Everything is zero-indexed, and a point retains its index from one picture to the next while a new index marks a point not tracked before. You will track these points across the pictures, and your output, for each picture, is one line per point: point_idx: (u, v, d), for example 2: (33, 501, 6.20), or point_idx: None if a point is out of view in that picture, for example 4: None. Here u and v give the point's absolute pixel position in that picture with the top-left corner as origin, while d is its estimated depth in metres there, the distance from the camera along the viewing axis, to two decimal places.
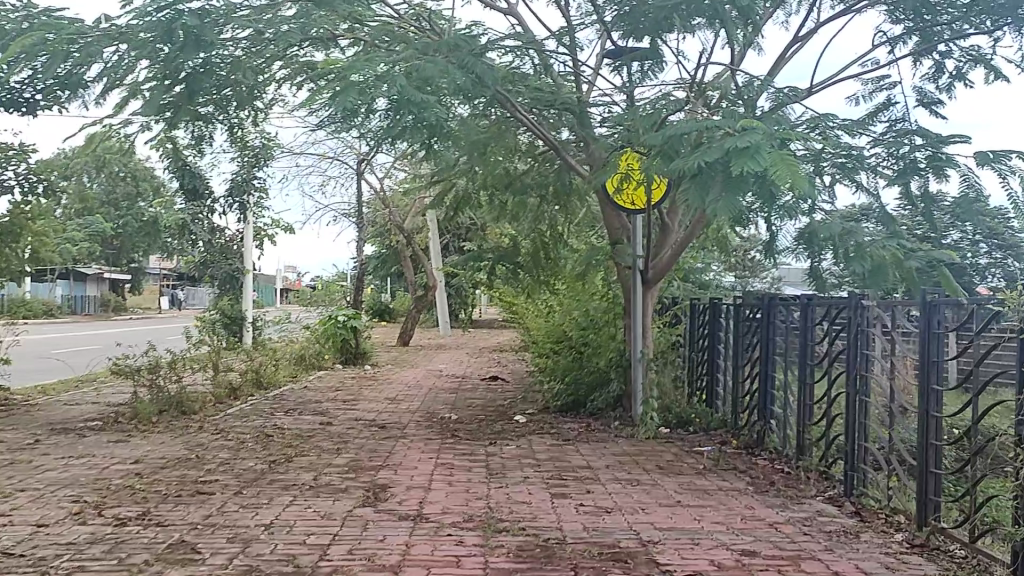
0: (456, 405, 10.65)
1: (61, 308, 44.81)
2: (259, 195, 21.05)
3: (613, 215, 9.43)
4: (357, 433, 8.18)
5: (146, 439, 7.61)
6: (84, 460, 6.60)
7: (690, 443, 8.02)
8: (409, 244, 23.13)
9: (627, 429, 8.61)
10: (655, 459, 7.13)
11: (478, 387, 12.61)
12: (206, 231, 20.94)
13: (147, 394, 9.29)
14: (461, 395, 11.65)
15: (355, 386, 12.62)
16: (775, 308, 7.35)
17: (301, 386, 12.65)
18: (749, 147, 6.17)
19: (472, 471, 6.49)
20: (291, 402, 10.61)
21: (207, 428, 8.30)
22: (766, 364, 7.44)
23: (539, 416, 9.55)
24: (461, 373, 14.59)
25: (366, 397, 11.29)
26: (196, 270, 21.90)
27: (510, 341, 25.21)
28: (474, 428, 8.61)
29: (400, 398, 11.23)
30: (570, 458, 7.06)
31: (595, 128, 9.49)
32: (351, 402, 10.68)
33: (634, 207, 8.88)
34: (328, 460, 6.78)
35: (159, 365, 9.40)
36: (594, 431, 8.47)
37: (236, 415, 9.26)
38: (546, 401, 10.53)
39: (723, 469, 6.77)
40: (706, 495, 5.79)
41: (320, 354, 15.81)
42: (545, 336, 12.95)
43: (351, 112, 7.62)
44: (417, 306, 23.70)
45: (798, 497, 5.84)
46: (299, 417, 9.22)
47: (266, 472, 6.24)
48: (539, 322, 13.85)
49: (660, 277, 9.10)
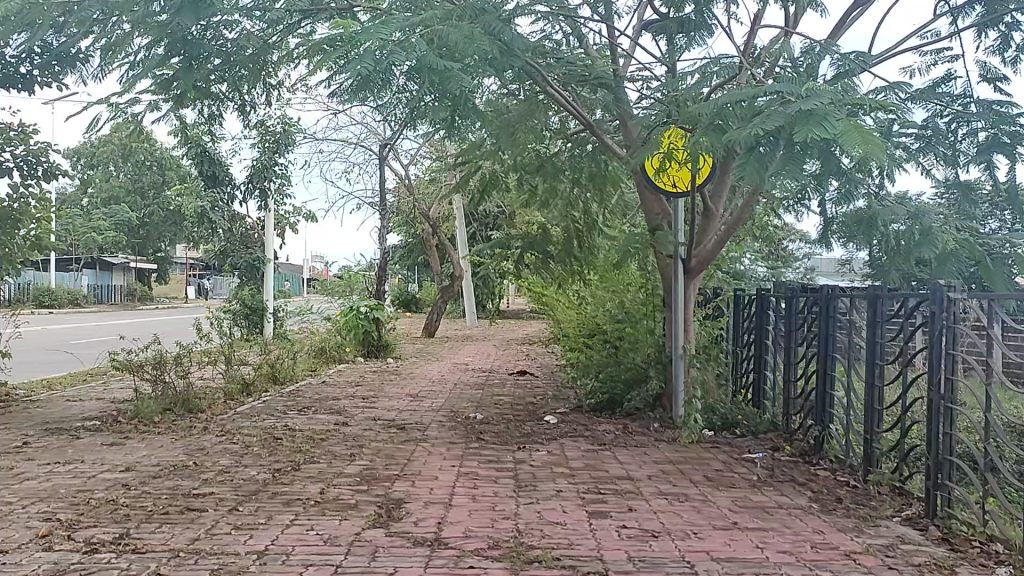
0: (483, 403, 9.97)
1: (87, 297, 44.76)
2: (280, 182, 20.48)
3: (651, 198, 8.65)
4: (374, 436, 7.53)
5: (144, 441, 7.01)
6: (70, 467, 5.99)
7: (738, 449, 7.25)
8: (435, 233, 22.48)
9: (668, 432, 7.88)
10: (702, 468, 6.39)
11: (506, 383, 11.93)
12: (226, 219, 20.41)
13: (152, 390, 8.70)
14: (487, 391, 10.98)
15: (376, 382, 12.00)
16: (835, 301, 6.55)
17: (319, 381, 12.04)
18: (815, 112, 5.44)
19: (499, 483, 5.80)
20: (307, 399, 9.98)
21: (212, 429, 7.68)
22: (824, 363, 6.66)
23: (572, 416, 8.83)
24: (488, 367, 13.92)
25: (387, 394, 10.64)
26: (217, 259, 21.39)
27: (538, 332, 24.53)
28: (501, 431, 7.92)
29: (422, 394, 10.57)
30: (608, 468, 6.34)
31: (633, 106, 8.74)
32: (370, 399, 10.04)
33: (676, 189, 8.13)
34: (339, 468, 6.12)
35: (164, 360, 8.80)
36: (632, 435, 7.74)
37: (245, 414, 8.66)
38: (578, 399, 9.82)
39: (780, 482, 6.02)
40: (766, 515, 5.05)
41: (341, 347, 15.21)
42: (576, 328, 12.24)
43: (364, 83, 6.95)
44: (443, 297, 23.07)
45: (873, 518, 5.07)
46: (313, 416, 8.59)
47: (268, 483, 5.59)
48: (571, 314, 13.14)
49: (703, 267, 8.35)
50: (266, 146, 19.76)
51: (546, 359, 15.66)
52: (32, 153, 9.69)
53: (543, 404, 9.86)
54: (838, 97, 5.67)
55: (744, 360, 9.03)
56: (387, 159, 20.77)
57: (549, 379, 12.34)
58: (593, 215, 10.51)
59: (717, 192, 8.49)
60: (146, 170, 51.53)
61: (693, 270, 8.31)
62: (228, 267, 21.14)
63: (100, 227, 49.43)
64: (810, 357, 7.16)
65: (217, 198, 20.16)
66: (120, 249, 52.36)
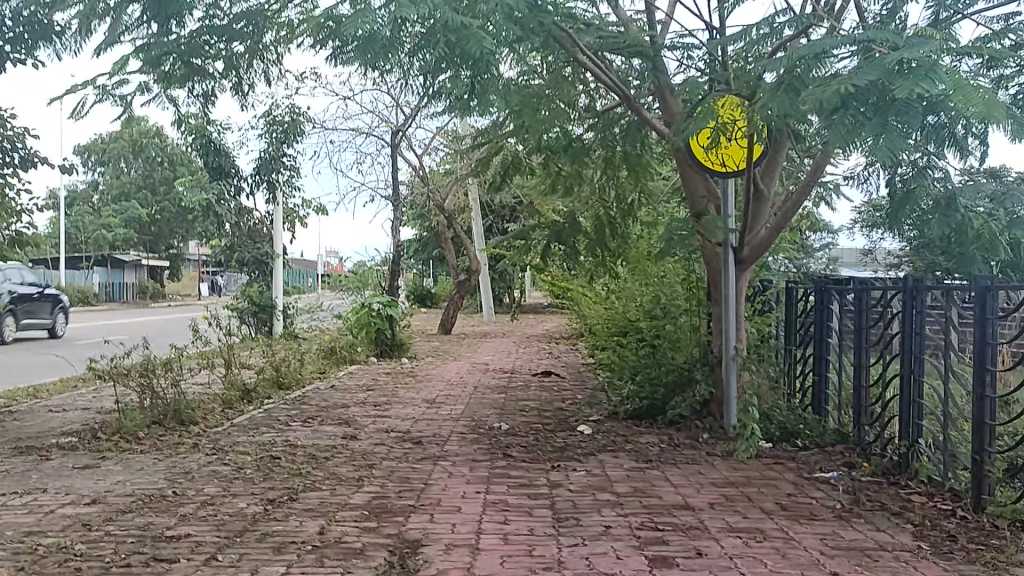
0: (507, 409, 9.03)
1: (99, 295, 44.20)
2: (289, 174, 19.60)
3: (695, 178, 7.65)
4: (386, 453, 6.60)
5: (121, 464, 6.09)
6: (27, 499, 5.08)
7: (805, 466, 6.27)
8: (451, 224, 21.55)
9: (722, 445, 6.91)
10: (771, 493, 5.42)
11: (531, 385, 10.98)
12: (232, 213, 19.53)
13: (139, 400, 7.80)
14: (511, 395, 10.04)
15: (389, 385, 11.08)
16: (923, 294, 5.55)
17: (328, 386, 11.13)
18: (921, 64, 4.53)
19: (535, 516, 4.86)
20: (313, 406, 9.08)
21: (203, 447, 6.77)
22: (910, 367, 5.67)
23: (607, 425, 7.88)
24: (510, 367, 12.97)
25: (401, 399, 9.73)
26: (224, 255, 20.53)
27: (559, 327, 23.58)
28: (530, 445, 6.98)
29: (440, 400, 9.65)
30: (661, 493, 5.38)
31: (674, 77, 7.74)
32: (383, 406, 9.13)
33: (728, 168, 7.14)
34: (345, 497, 5.19)
35: (152, 367, 7.90)
36: (680, 449, 6.78)
37: (243, 426, 7.76)
38: (612, 404, 8.86)
39: (869, 512, 5.05)
40: (869, 562, 4.09)
41: (353, 347, 14.31)
42: (607, 325, 11.27)
43: (369, 44, 6.00)
44: (460, 292, 22.14)
45: (1000, 564, 4.10)
46: (318, 428, 7.67)
47: (259, 519, 4.67)
48: (599, 310, 12.18)
49: (756, 256, 7.36)
50: (272, 136, 18.85)
51: (571, 357, 14.73)
52: (5, 139, 8.76)
53: (574, 410, 8.91)
54: (938, 44, 4.74)
55: (799, 361, 8.04)
56: (399, 148, 19.83)
57: (577, 380, 11.39)
58: (627, 199, 9.52)
59: (769, 172, 7.54)
60: (156, 167, 50.83)
61: (746, 260, 7.33)
62: (235, 264, 20.27)
63: (111, 224, 48.82)
64: (889, 358, 6.17)
65: (223, 191, 19.27)
66: (131, 247, 51.67)
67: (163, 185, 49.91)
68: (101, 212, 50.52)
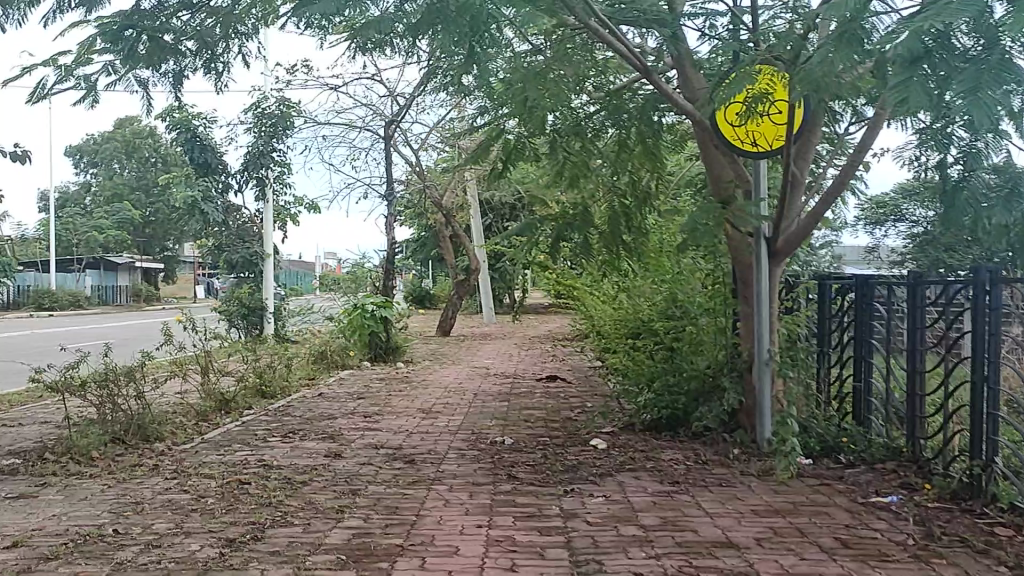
0: (510, 420, 8.18)
1: (92, 298, 43.38)
2: (279, 170, 18.77)
3: (720, 159, 6.80)
4: (372, 476, 5.76)
5: (63, 493, 5.24)
6: None
7: (857, 488, 5.42)
8: (449, 222, 20.69)
9: (757, 463, 6.05)
10: (827, 525, 4.56)
11: (535, 392, 10.13)
12: (220, 211, 18.70)
13: (98, 414, 6.96)
14: (513, 404, 9.19)
15: (382, 393, 10.24)
16: (999, 287, 4.68)
17: (316, 394, 10.29)
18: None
19: (549, 558, 4.01)
20: (295, 419, 8.23)
21: (163, 469, 5.92)
22: (982, 373, 4.82)
23: (623, 439, 7.04)
24: (512, 372, 12.14)
25: (394, 409, 8.89)
26: (212, 255, 19.69)
27: (562, 329, 22.78)
28: (538, 463, 6.13)
29: (437, 410, 8.80)
30: (695, 526, 4.53)
31: (694, 48, 6.91)
32: (374, 418, 8.28)
33: (760, 148, 6.34)
34: (320, 535, 4.34)
35: (112, 377, 7.06)
36: (710, 468, 5.93)
37: (214, 443, 6.92)
38: (626, 414, 8.01)
39: (949, 549, 4.20)
40: None
41: (345, 351, 13.47)
42: (620, 326, 10.43)
43: None
44: (459, 292, 21.33)
45: None
46: (299, 445, 6.83)
47: (210, 568, 3.82)
48: (608, 310, 11.33)
49: (790, 249, 6.47)
50: (261, 131, 18.01)
51: (577, 360, 13.87)
52: None
53: (585, 421, 8.06)
54: None
55: (835, 365, 7.19)
56: (394, 143, 18.98)
57: (585, 386, 10.54)
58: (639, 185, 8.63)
59: (803, 153, 6.69)
60: (150, 168, 50.08)
61: (780, 252, 6.45)
62: (224, 264, 19.44)
63: (104, 226, 48.02)
64: (952, 363, 5.31)
65: (210, 187, 18.42)
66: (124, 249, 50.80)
67: (157, 186, 49.06)
68: (94, 214, 49.70)
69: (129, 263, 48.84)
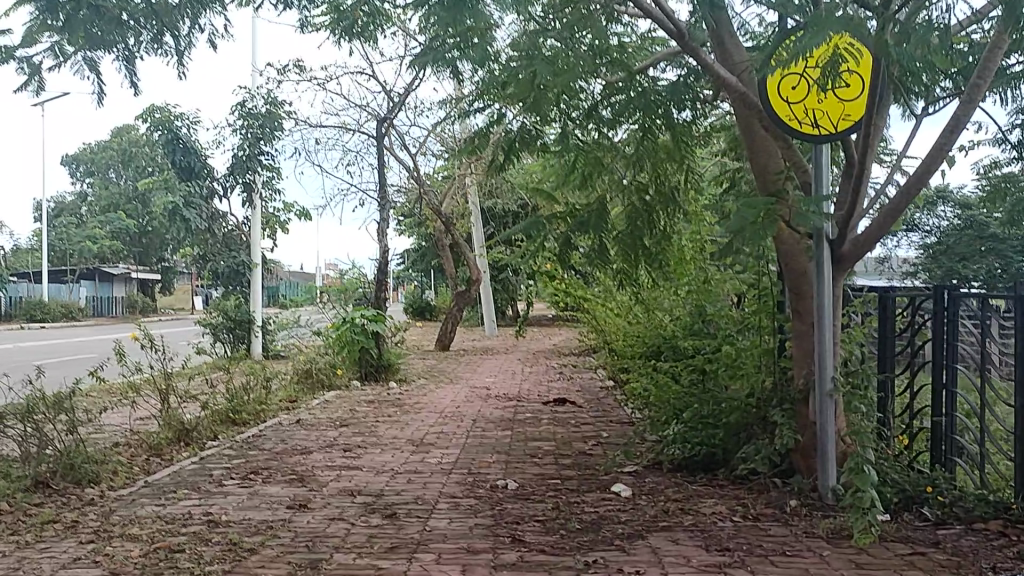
0: (513, 455, 7.01)
1: (84, 309, 42.33)
2: (268, 174, 17.67)
3: (768, 145, 5.66)
4: (343, 539, 4.57)
5: None
6: None
7: (965, 563, 4.22)
8: (449, 230, 19.56)
9: (824, 521, 4.86)
10: None
11: (542, 418, 8.95)
12: (204, 218, 17.56)
13: (19, 452, 5.79)
14: (516, 433, 8.03)
15: (368, 419, 9.03)
16: None
17: (294, 420, 9.10)
18: None
19: None
20: (264, 454, 7.06)
21: (82, 528, 4.75)
22: None
23: (650, 485, 5.84)
24: (516, 394, 10.94)
25: (380, 439, 7.73)
26: (196, 264, 18.57)
27: (567, 343, 21.63)
28: (549, 519, 4.95)
29: (428, 441, 7.64)
30: None
31: (737, 17, 5.74)
32: (355, 452, 7.11)
33: (818, 130, 5.12)
34: None
35: (39, 409, 5.90)
36: (767, 530, 4.74)
37: (158, 488, 5.74)
38: (650, 449, 6.82)
39: None
40: None
41: (332, 369, 12.29)
42: (639, 344, 9.24)
43: None
44: (458, 304, 20.13)
45: None
46: (259, 491, 5.65)
47: None
48: (624, 325, 10.16)
49: (859, 255, 5.23)
50: (248, 132, 16.87)
51: (586, 379, 12.72)
52: None
53: (602, 457, 6.88)
54: None
55: (902, 392, 6.01)
56: (391, 146, 17.90)
57: (597, 411, 9.40)
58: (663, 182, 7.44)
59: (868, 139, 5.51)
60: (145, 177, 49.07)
61: (846, 257, 5.22)
62: (208, 274, 18.28)
63: (97, 236, 47.01)
64: None
65: (193, 192, 17.31)
66: (120, 260, 49.67)
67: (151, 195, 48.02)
68: (88, 224, 48.67)
69: (123, 273, 47.80)
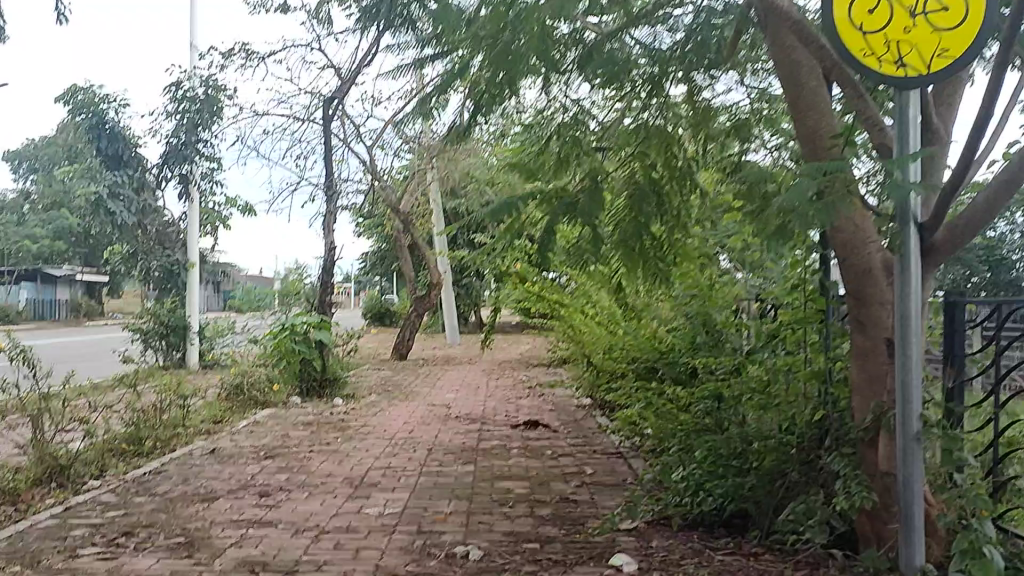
0: (474, 502, 5.49)
1: (24, 311, 40.21)
2: (207, 166, 16.00)
3: (808, 90, 4.29)
4: None
5: None
6: None
7: None
8: (409, 230, 18.01)
9: None
10: None
11: (511, 448, 7.45)
12: (133, 212, 15.85)
13: None
14: (480, 469, 6.53)
15: (301, 448, 7.47)
16: None
17: (209, 448, 7.51)
18: None
19: None
20: (154, 500, 5.48)
21: None
22: None
23: (660, 553, 4.36)
24: (480, 414, 9.44)
25: (309, 477, 6.19)
26: (126, 265, 16.81)
27: (535, 352, 20.19)
28: None
29: (369, 480, 6.11)
30: None
31: None
32: (272, 498, 5.55)
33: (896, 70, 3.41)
34: None
35: None
36: None
37: None
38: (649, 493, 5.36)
39: None
40: None
41: (268, 384, 10.68)
42: (630, 360, 7.78)
43: None
44: (418, 310, 18.57)
45: None
46: (122, 567, 4.09)
47: None
48: (610, 336, 8.70)
49: (956, 245, 3.71)
50: (183, 118, 15.03)
51: (561, 395, 11.25)
52: None
53: (591, 506, 5.39)
54: None
55: (989, 423, 4.58)
56: (347, 137, 16.37)
57: (576, 437, 7.93)
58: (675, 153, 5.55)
59: (945, 96, 4.15)
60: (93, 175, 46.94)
61: (938, 250, 3.72)
62: (140, 275, 16.55)
63: (41, 236, 44.70)
64: None
65: (121, 182, 15.65)
66: (65, 261, 47.35)
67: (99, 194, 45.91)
68: (31, 224, 46.47)
69: (67, 274, 45.69)
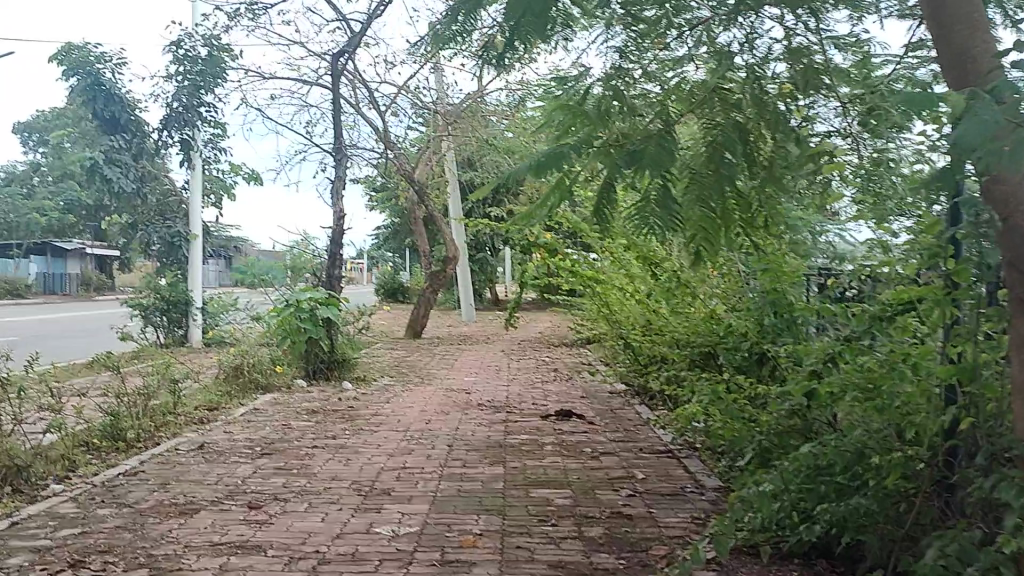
0: (509, 518, 4.53)
1: (30, 284, 39.33)
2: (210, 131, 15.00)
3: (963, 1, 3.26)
4: None
5: None
6: None
7: None
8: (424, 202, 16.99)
9: None
10: None
11: (545, 444, 6.47)
12: (131, 179, 14.87)
13: None
14: (512, 472, 5.57)
15: (303, 442, 6.50)
16: None
17: (198, 442, 6.54)
18: None
19: None
20: (121, 513, 4.52)
21: None
22: None
23: None
24: (505, 402, 8.46)
25: (311, 482, 5.23)
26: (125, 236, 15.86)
27: (557, 330, 19.21)
28: None
29: (381, 486, 5.15)
30: None
31: None
32: (264, 511, 4.59)
33: None
34: None
35: None
36: None
37: None
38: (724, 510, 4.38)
39: None
40: None
41: (271, 366, 9.71)
42: (681, 345, 6.78)
43: None
44: (433, 286, 17.58)
45: None
46: None
47: None
48: (654, 317, 7.69)
49: None
50: (184, 79, 14.04)
51: (592, 381, 10.25)
52: None
53: (653, 525, 4.41)
54: None
55: None
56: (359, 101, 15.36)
57: (617, 431, 6.95)
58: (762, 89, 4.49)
59: None
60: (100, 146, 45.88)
61: None
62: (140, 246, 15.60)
63: (48, 209, 43.71)
64: None
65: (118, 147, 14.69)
66: (74, 234, 46.49)
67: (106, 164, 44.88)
68: (38, 196, 45.50)
69: (74, 246, 44.78)
